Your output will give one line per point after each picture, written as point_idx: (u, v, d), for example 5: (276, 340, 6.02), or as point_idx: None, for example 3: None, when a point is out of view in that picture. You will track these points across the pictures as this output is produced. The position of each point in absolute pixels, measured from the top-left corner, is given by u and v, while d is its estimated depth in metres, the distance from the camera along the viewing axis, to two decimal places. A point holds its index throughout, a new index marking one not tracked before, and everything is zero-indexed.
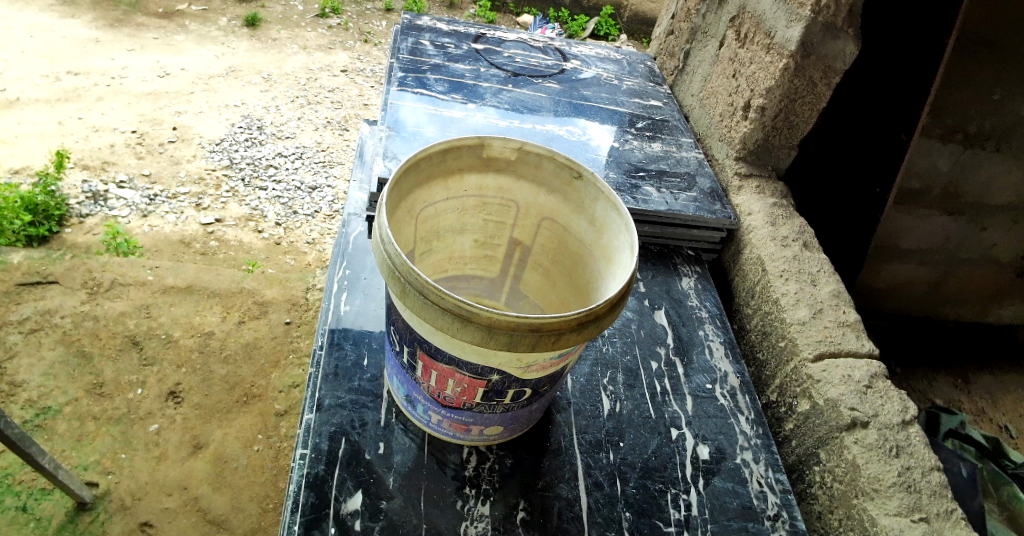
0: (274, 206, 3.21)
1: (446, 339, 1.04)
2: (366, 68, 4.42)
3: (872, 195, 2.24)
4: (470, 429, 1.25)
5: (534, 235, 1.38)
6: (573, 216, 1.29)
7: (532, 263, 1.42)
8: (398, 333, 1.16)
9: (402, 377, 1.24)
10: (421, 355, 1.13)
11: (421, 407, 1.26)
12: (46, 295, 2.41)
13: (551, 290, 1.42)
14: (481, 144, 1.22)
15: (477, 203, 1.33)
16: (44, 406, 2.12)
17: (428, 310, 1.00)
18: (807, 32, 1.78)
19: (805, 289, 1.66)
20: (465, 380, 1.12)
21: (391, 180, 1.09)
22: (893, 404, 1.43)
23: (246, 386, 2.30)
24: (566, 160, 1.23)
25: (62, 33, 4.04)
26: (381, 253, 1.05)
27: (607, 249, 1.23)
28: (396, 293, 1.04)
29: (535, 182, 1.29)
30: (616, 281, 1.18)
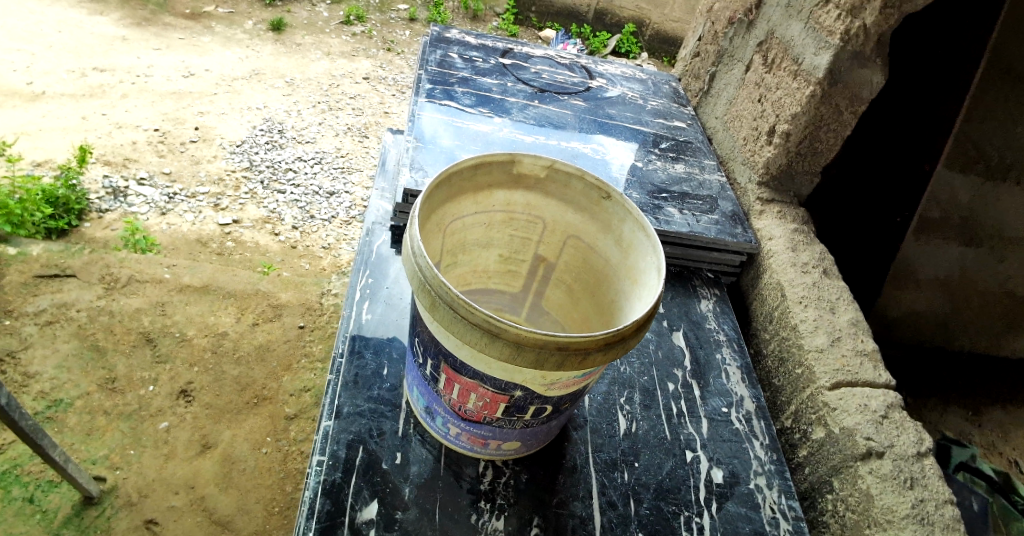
0: (292, 210, 3.23)
1: (472, 354, 1.05)
2: (388, 76, 4.47)
3: (893, 224, 2.25)
4: (488, 444, 1.25)
5: (559, 253, 1.39)
6: (599, 236, 1.30)
7: (555, 280, 1.43)
8: (422, 345, 1.17)
9: (423, 389, 1.25)
10: (444, 368, 1.13)
11: (440, 419, 1.26)
12: (63, 288, 2.44)
13: (573, 308, 1.43)
14: (512, 161, 1.24)
15: (504, 219, 1.34)
16: (56, 398, 2.14)
17: (456, 324, 1.01)
18: (835, 61, 1.79)
19: (824, 316, 1.65)
20: (488, 395, 1.12)
21: (423, 193, 1.11)
22: (909, 435, 1.42)
23: (257, 388, 2.31)
24: (595, 180, 1.23)
25: (90, 30, 4.11)
26: (412, 265, 1.07)
27: (633, 270, 1.23)
28: (424, 306, 1.05)
29: (564, 200, 1.30)
30: (641, 302, 1.19)
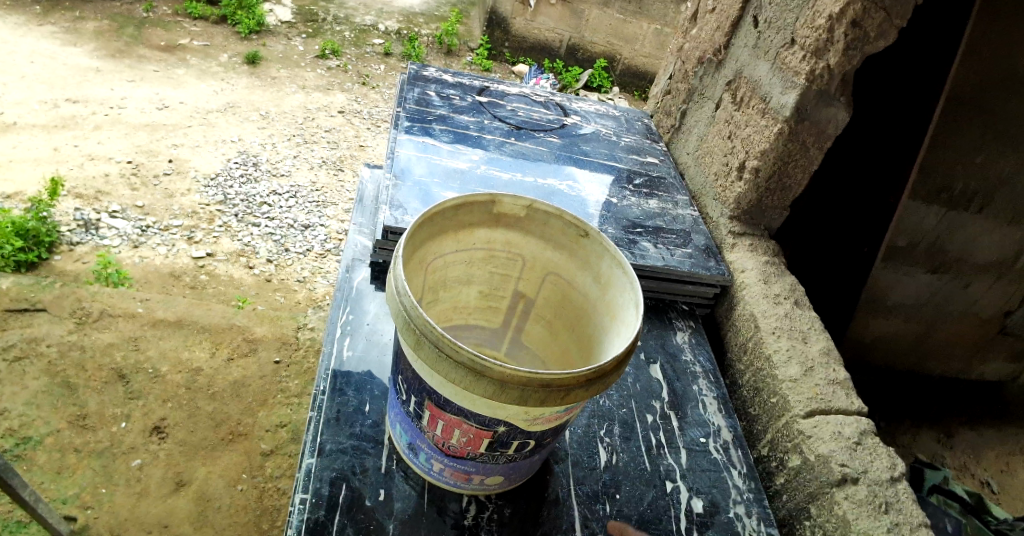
0: (266, 243, 3.22)
1: (457, 392, 1.07)
2: (363, 110, 4.51)
3: (860, 254, 2.37)
4: (471, 479, 1.26)
5: (539, 289, 1.42)
6: (578, 273, 1.34)
7: (534, 315, 1.46)
8: (406, 382, 1.18)
9: (406, 425, 1.26)
10: (428, 405, 1.15)
11: (424, 455, 1.27)
12: (33, 322, 2.39)
13: (553, 343, 1.45)
14: (493, 201, 1.28)
15: (484, 256, 1.37)
16: (25, 436, 2.08)
17: (442, 362, 1.03)
18: (801, 100, 1.87)
19: (796, 346, 1.71)
20: (472, 431, 1.13)
21: (407, 233, 1.14)
22: (882, 461, 1.46)
23: (232, 424, 2.27)
24: (574, 218, 1.27)
25: (63, 61, 4.09)
26: (397, 304, 1.09)
27: (612, 305, 1.27)
28: (409, 344, 1.07)
29: (543, 239, 1.34)
30: (621, 336, 1.21)
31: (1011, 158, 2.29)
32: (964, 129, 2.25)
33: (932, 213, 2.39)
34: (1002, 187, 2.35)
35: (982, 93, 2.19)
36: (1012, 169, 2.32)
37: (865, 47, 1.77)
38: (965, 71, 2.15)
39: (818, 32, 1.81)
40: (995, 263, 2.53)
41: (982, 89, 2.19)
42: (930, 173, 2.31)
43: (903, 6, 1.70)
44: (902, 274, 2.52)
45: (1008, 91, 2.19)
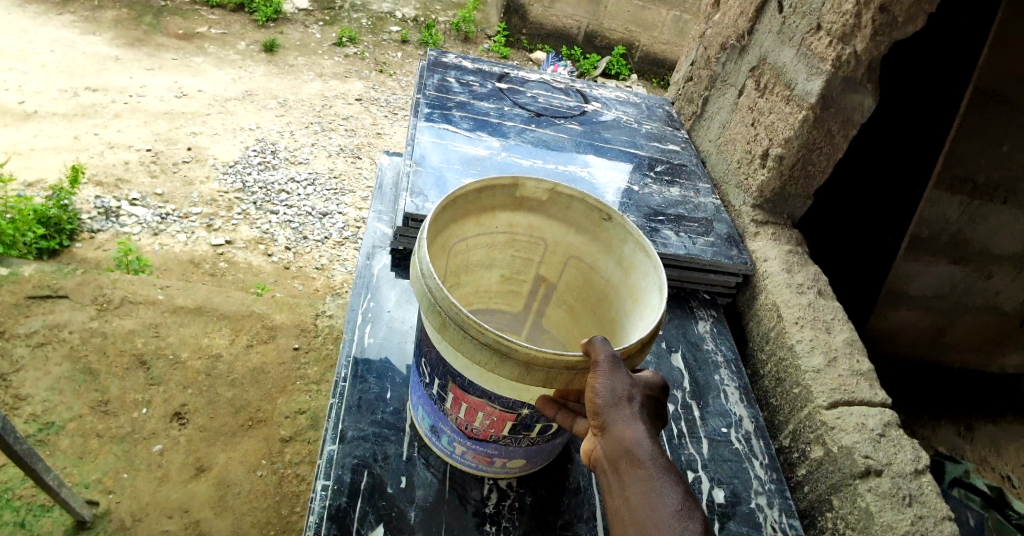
0: (285, 230, 3.23)
1: (481, 373, 1.08)
2: (380, 98, 4.50)
3: (884, 243, 2.32)
4: (494, 462, 1.26)
5: (560, 273, 1.41)
6: (600, 256, 1.32)
7: (556, 299, 1.45)
8: (430, 365, 1.19)
9: (428, 409, 1.26)
10: (453, 388, 1.15)
11: (446, 438, 1.27)
12: (55, 309, 2.42)
13: (573, 328, 1.44)
14: (514, 185, 1.27)
15: (506, 240, 1.36)
16: (48, 421, 2.11)
17: (466, 344, 1.03)
18: (827, 87, 1.83)
19: (819, 336, 1.68)
20: (495, 413, 1.14)
21: (429, 218, 1.12)
22: (906, 453, 1.44)
23: (251, 410, 2.29)
24: (597, 202, 1.26)
25: (82, 50, 4.12)
26: (422, 287, 1.09)
27: (634, 289, 1.25)
28: (434, 326, 1.08)
29: (563, 222, 1.33)
30: (643, 319, 1.20)
31: None
32: (984, 122, 2.23)
33: (957, 203, 2.35)
34: None
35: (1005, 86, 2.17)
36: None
37: (892, 33, 1.72)
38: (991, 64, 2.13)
39: (845, 17, 1.78)
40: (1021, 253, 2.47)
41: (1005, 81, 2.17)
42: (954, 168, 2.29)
43: None
44: (925, 263, 2.47)
45: None
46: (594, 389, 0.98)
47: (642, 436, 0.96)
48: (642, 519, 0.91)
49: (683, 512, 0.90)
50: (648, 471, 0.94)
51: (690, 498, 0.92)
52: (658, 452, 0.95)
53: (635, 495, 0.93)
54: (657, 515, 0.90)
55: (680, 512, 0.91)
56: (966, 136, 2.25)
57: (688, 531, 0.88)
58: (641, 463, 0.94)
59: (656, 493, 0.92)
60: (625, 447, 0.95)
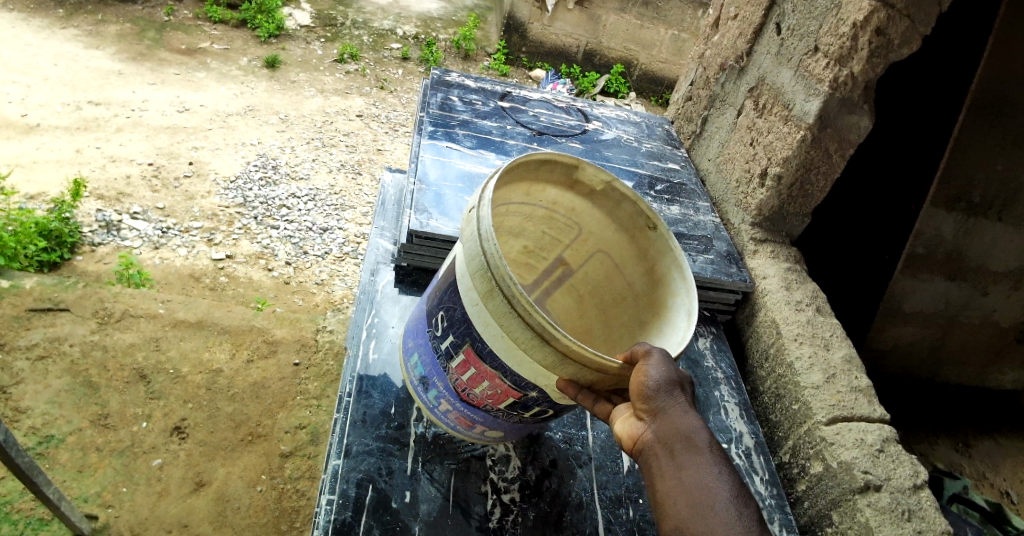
0: (285, 246, 3.25)
1: (508, 348, 1.12)
2: (381, 114, 4.54)
3: (880, 261, 2.40)
4: (474, 427, 1.30)
5: (584, 263, 1.49)
6: (630, 260, 1.41)
7: (569, 285, 1.54)
8: (449, 321, 1.22)
9: (428, 363, 1.29)
10: (468, 352, 1.19)
11: (434, 393, 1.30)
12: (57, 321, 2.42)
13: (578, 317, 1.54)
14: (577, 166, 1.34)
15: (544, 215, 1.42)
16: (48, 434, 2.11)
17: (510, 319, 1.09)
18: (824, 108, 1.87)
19: (818, 353, 1.70)
20: (501, 387, 1.19)
21: (492, 182, 1.18)
22: (905, 469, 1.45)
23: (251, 425, 2.29)
24: (648, 209, 1.33)
25: (86, 63, 4.15)
26: (475, 250, 1.14)
27: (655, 303, 1.33)
28: (480, 290, 1.13)
29: (604, 217, 1.41)
30: (660, 333, 1.26)
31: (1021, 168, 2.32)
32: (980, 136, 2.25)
33: (952, 219, 2.38)
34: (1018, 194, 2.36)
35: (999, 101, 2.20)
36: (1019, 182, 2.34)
37: (889, 54, 1.77)
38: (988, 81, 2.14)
39: (842, 39, 1.81)
40: (1019, 268, 2.53)
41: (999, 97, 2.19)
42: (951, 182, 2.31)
43: (927, 14, 1.71)
44: (922, 280, 2.48)
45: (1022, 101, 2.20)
46: (647, 378, 1.05)
47: (697, 425, 1.04)
48: (699, 502, 0.99)
49: (740, 498, 0.99)
50: (705, 456, 1.02)
51: (743, 486, 1.02)
52: (709, 440, 1.04)
53: (693, 481, 1.01)
54: (716, 498, 0.99)
55: (736, 497, 1.00)
56: (965, 144, 2.25)
57: (745, 516, 0.97)
58: (700, 449, 1.03)
59: (713, 477, 1.01)
60: (681, 435, 1.03)
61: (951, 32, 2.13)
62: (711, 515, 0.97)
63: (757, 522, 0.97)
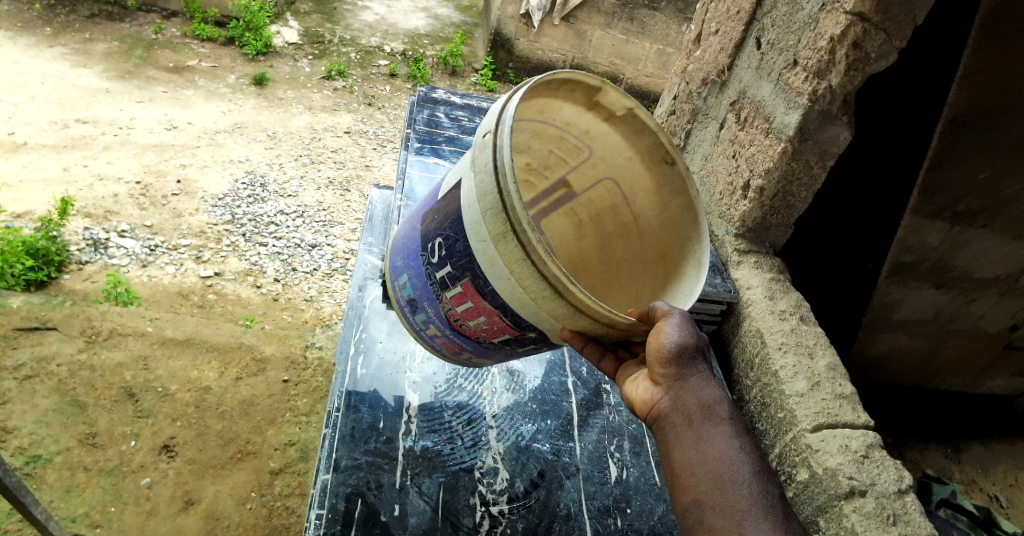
0: (274, 262, 3.25)
1: (514, 290, 1.21)
2: (368, 131, 4.58)
3: (863, 270, 2.47)
4: (460, 353, 1.44)
5: (589, 187, 1.58)
6: (638, 190, 1.52)
7: (569, 206, 1.64)
8: (449, 253, 1.30)
9: (423, 289, 1.38)
10: (467, 286, 1.28)
11: (424, 317, 1.42)
12: (44, 341, 2.41)
13: (574, 241, 1.66)
14: (599, 88, 1.36)
15: (556, 134, 1.47)
16: (35, 454, 2.09)
17: (524, 266, 1.16)
18: (804, 119, 1.91)
19: (803, 362, 1.73)
20: (496, 323, 1.30)
21: (510, 116, 1.19)
22: (890, 473, 1.47)
23: (240, 443, 2.28)
24: (668, 146, 1.41)
25: (73, 82, 4.16)
26: (489, 189, 1.17)
27: (663, 246, 1.48)
28: (493, 232, 1.18)
29: (617, 143, 1.47)
30: (670, 278, 1.43)
31: (1012, 178, 2.24)
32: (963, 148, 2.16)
33: (936, 229, 2.36)
34: (1008, 204, 2.30)
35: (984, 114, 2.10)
36: (1016, 187, 2.27)
37: (866, 67, 1.81)
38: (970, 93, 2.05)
39: (820, 53, 1.86)
40: (1003, 276, 2.54)
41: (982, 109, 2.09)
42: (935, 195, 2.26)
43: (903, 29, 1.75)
44: (910, 288, 2.53)
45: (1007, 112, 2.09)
46: (671, 345, 1.17)
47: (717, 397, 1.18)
48: (719, 472, 1.11)
49: (758, 471, 1.12)
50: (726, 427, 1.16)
51: (759, 458, 1.15)
52: (728, 410, 1.18)
53: (712, 450, 1.14)
54: (735, 468, 1.11)
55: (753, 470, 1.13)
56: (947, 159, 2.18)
57: (762, 485, 1.10)
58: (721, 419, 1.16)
59: (734, 447, 1.14)
60: (704, 406, 1.17)
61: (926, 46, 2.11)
62: (732, 482, 1.10)
63: (773, 493, 1.10)
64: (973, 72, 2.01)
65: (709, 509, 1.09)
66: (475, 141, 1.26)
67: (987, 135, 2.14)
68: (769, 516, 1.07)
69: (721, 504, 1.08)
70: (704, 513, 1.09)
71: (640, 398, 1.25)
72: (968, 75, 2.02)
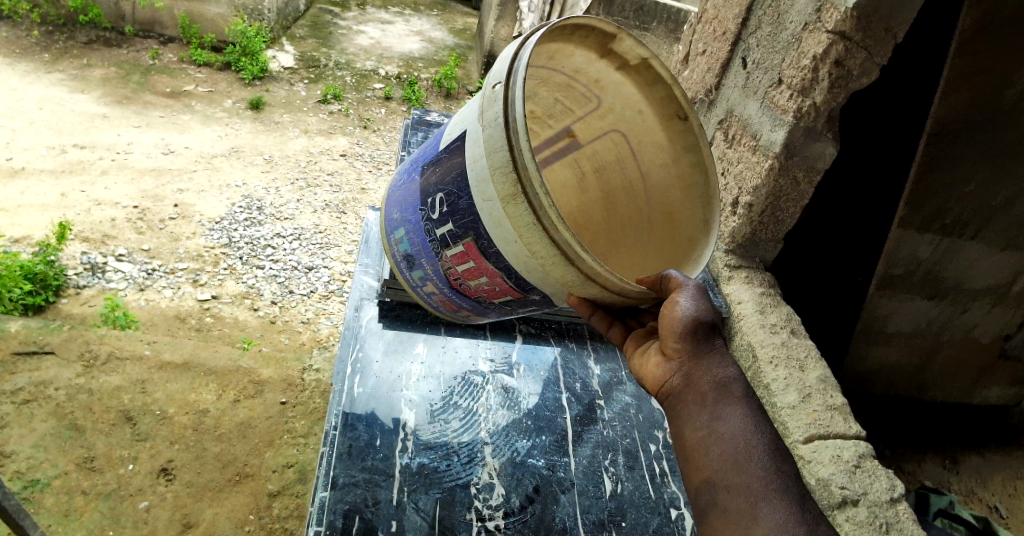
0: (270, 285, 3.28)
1: (520, 251, 1.25)
2: (364, 154, 4.63)
3: (853, 282, 2.51)
4: (457, 310, 1.58)
5: (593, 138, 1.63)
6: (644, 139, 1.55)
7: (572, 156, 1.68)
8: (452, 209, 1.35)
9: (422, 246, 1.45)
10: (469, 245, 1.34)
11: (421, 273, 1.52)
12: (41, 365, 2.42)
13: (573, 189, 1.71)
14: (614, 35, 1.35)
15: (564, 81, 1.49)
16: (33, 478, 2.09)
17: (534, 232, 1.19)
18: (790, 137, 1.96)
19: (794, 374, 1.76)
20: (499, 286, 1.38)
21: (521, 74, 1.19)
22: (881, 482, 1.54)
23: (238, 465, 2.28)
24: (682, 100, 1.42)
25: (71, 107, 4.21)
26: (500, 151, 1.20)
27: (669, 205, 1.54)
28: (502, 192, 1.21)
29: (629, 94, 1.49)
30: (682, 236, 1.50)
31: (1005, 183, 2.31)
32: (952, 159, 2.23)
33: (926, 241, 2.42)
34: (996, 213, 2.37)
35: (970, 125, 2.17)
36: (1011, 189, 2.32)
37: (848, 84, 1.88)
38: (954, 105, 2.13)
39: (803, 72, 1.91)
40: (996, 283, 2.59)
41: (968, 118, 2.16)
42: (925, 207, 2.33)
43: (883, 48, 1.83)
44: (899, 300, 2.58)
45: (993, 120, 2.17)
46: (686, 314, 1.21)
47: (732, 373, 1.20)
48: (734, 451, 1.11)
49: (774, 452, 1.11)
50: (742, 404, 1.16)
51: (776, 439, 1.14)
52: (744, 387, 1.19)
53: (727, 429, 1.14)
54: (751, 447, 1.11)
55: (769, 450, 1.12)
56: (937, 171, 2.25)
57: (777, 465, 1.10)
58: (736, 396, 1.17)
59: (751, 426, 1.14)
60: (720, 381, 1.19)
61: (907, 58, 2.16)
62: (747, 460, 1.10)
63: (788, 475, 1.09)
64: (975, 73, 2.07)
65: (721, 489, 1.09)
66: (483, 94, 1.28)
67: (986, 135, 2.20)
68: (783, 496, 1.07)
69: (735, 484, 1.08)
70: (718, 493, 1.09)
71: (654, 373, 1.27)
72: (951, 89, 2.09)
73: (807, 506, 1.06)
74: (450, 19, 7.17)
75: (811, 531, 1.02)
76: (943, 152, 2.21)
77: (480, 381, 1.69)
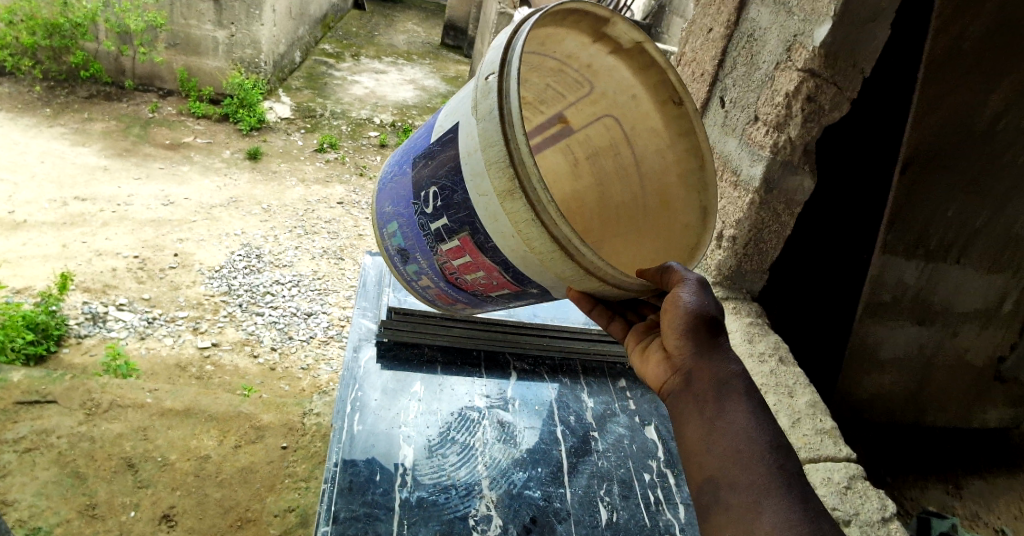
0: (270, 332, 3.33)
1: (519, 245, 1.29)
2: (360, 200, 4.72)
3: (839, 312, 2.60)
4: (451, 303, 1.65)
5: (586, 124, 1.70)
6: (636, 123, 1.61)
7: (566, 142, 1.77)
8: (446, 204, 1.41)
9: (417, 241, 1.53)
10: (465, 240, 1.40)
11: (417, 268, 1.60)
12: (44, 414, 2.46)
13: (564, 177, 1.81)
14: (608, 20, 1.40)
15: (557, 65, 1.56)
16: (34, 526, 2.10)
17: (535, 227, 1.24)
18: (768, 171, 2.06)
19: (783, 400, 1.81)
20: (495, 279, 1.44)
21: (516, 70, 1.24)
22: (872, 502, 1.57)
23: (240, 510, 2.29)
24: (677, 85, 1.48)
25: (72, 160, 4.32)
26: (499, 147, 1.24)
27: (665, 192, 1.60)
28: (500, 187, 1.25)
29: (623, 79, 1.55)
30: (682, 224, 1.56)
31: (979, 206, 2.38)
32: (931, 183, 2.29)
33: (913, 266, 2.46)
34: (975, 236, 2.45)
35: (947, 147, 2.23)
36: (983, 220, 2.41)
37: (821, 119, 1.97)
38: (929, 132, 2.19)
39: (777, 109, 2.00)
40: (986, 306, 2.66)
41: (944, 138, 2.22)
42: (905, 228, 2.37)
43: (852, 83, 1.95)
44: (891, 327, 2.57)
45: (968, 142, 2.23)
46: (687, 307, 1.26)
47: (734, 370, 1.22)
48: (735, 449, 1.12)
49: (776, 449, 1.11)
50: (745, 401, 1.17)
51: (780, 439, 1.13)
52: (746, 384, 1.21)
53: (727, 428, 1.15)
54: (754, 447, 1.11)
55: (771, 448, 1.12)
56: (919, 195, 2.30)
57: (778, 462, 1.09)
58: (738, 392, 1.19)
59: (754, 423, 1.14)
60: (722, 377, 1.21)
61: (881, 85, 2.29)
62: (748, 459, 1.10)
63: (791, 474, 1.08)
64: (975, 73, 2.12)
65: (723, 485, 1.10)
66: (476, 87, 1.32)
67: (984, 136, 2.23)
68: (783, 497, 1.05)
69: (734, 482, 1.09)
70: (719, 492, 1.10)
71: (658, 370, 1.32)
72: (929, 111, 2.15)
73: (811, 506, 1.04)
74: (442, 67, 7.40)
75: (813, 529, 1.00)
76: (924, 175, 2.27)
77: (477, 416, 1.73)
